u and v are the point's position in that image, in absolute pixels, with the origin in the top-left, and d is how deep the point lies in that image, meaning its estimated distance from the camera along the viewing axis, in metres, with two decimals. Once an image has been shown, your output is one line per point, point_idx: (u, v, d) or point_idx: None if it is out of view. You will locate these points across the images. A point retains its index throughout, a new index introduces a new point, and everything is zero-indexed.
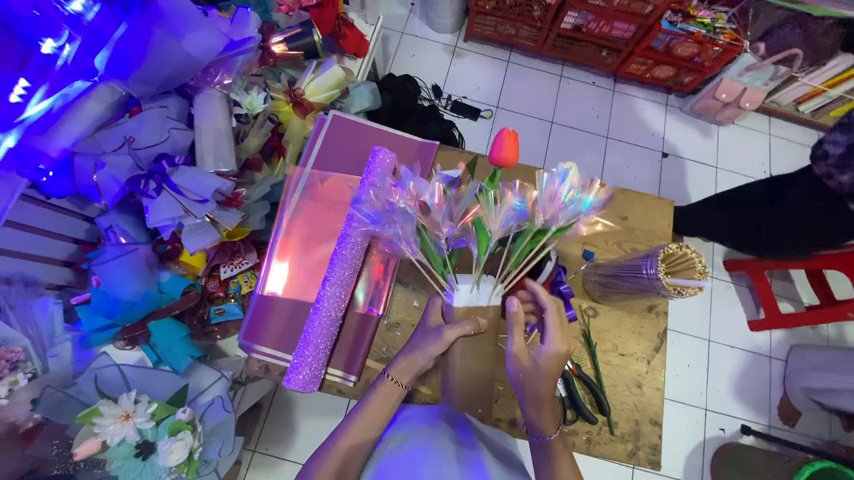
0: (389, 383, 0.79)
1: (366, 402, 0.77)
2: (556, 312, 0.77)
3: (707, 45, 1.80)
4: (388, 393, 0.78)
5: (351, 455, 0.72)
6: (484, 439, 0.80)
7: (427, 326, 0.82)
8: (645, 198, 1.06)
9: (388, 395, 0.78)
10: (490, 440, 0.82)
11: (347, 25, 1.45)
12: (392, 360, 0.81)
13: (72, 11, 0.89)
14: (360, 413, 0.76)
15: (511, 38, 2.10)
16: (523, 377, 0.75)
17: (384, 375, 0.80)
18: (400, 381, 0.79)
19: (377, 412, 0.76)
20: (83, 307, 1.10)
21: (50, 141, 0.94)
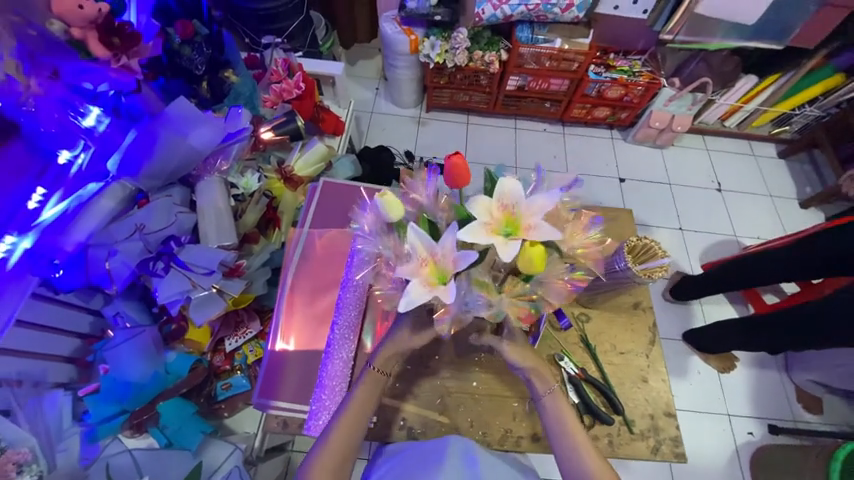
0: (374, 373, 0.80)
1: (354, 392, 0.78)
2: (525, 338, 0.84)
3: (631, 85, 2.14)
4: (373, 382, 0.79)
5: (345, 449, 0.73)
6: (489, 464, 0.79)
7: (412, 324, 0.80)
8: (606, 211, 1.20)
9: (372, 385, 0.79)
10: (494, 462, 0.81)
11: (325, 111, 1.68)
12: (375, 351, 0.81)
13: (86, 125, 1.10)
14: (348, 404, 0.77)
15: (467, 104, 2.42)
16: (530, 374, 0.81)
17: (369, 366, 0.80)
18: (383, 371, 0.80)
19: (366, 400, 0.77)
20: (91, 398, 1.10)
21: (65, 237, 1.05)
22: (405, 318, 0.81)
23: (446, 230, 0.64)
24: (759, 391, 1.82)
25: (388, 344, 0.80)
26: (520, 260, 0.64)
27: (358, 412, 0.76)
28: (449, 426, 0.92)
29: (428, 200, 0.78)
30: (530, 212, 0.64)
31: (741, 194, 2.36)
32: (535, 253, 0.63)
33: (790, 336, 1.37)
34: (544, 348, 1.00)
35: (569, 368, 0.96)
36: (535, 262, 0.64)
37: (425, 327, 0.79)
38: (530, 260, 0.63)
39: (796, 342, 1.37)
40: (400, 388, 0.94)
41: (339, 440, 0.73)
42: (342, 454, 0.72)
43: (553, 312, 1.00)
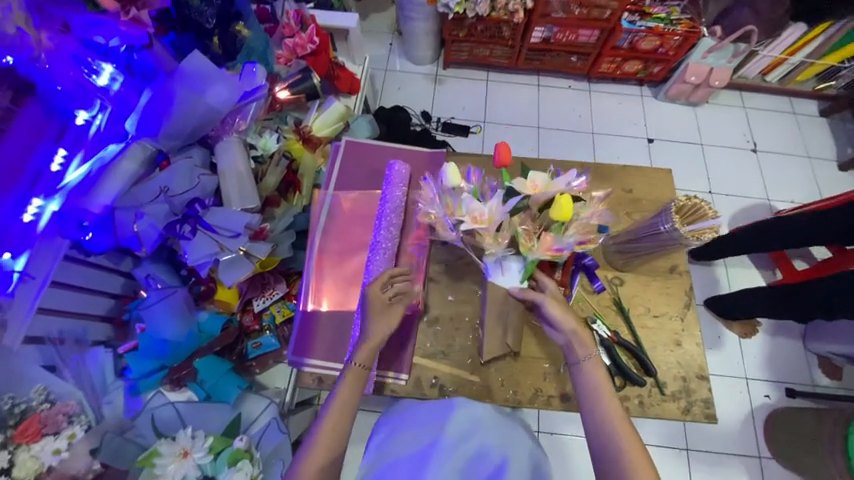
0: (356, 368, 0.80)
1: (337, 389, 0.78)
2: (554, 299, 0.85)
3: (667, 35, 1.97)
4: (356, 377, 0.79)
5: (333, 445, 0.72)
6: (496, 428, 0.80)
7: (380, 307, 0.86)
8: (644, 171, 1.14)
9: (356, 379, 0.80)
10: (504, 428, 0.81)
11: (340, 68, 1.59)
12: (355, 347, 0.83)
13: (100, 85, 1.06)
14: (332, 401, 0.77)
15: (487, 59, 2.28)
16: (572, 336, 0.82)
17: (351, 362, 0.81)
18: (365, 364, 0.81)
19: (350, 396, 0.77)
20: (132, 354, 1.15)
21: (92, 200, 1.05)
22: (371, 303, 0.87)
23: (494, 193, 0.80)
24: (779, 357, 1.81)
25: (367, 337, 0.83)
26: (552, 209, 0.76)
27: (341, 409, 0.76)
28: (479, 385, 0.93)
29: (478, 177, 0.92)
30: (555, 183, 0.81)
31: (778, 156, 2.23)
32: (564, 198, 0.74)
33: (818, 304, 1.33)
34: (575, 311, 0.98)
35: (602, 332, 0.95)
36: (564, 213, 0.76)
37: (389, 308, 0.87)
38: (561, 203, 0.74)
39: (823, 308, 1.32)
40: (431, 348, 0.96)
41: (326, 438, 0.72)
42: (329, 450, 0.71)
43: (587, 275, 0.99)
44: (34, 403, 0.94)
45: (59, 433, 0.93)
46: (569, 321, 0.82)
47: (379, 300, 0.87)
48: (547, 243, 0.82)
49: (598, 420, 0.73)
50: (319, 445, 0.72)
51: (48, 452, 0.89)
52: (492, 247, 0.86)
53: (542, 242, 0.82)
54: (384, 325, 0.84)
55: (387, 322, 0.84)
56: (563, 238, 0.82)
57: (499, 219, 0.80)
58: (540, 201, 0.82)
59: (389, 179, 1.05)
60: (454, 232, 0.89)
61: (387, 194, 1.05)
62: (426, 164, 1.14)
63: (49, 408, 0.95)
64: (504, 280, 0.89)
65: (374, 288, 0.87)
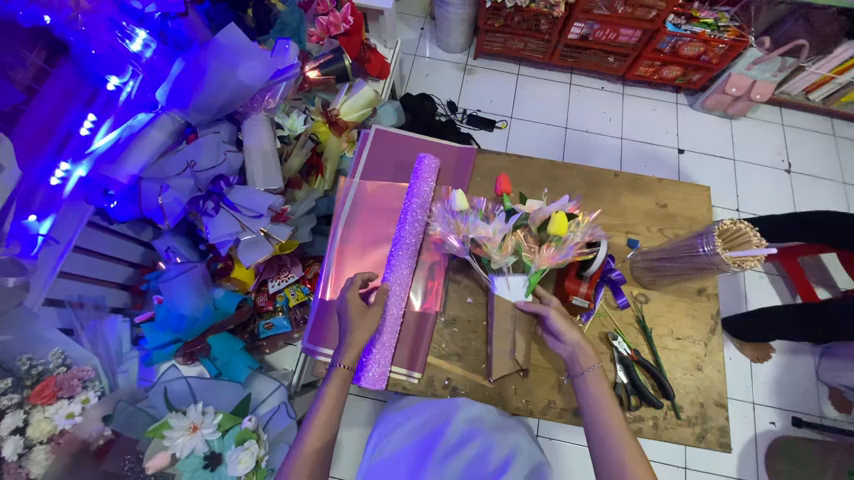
0: (340, 371, 0.81)
1: (324, 393, 0.80)
2: (559, 312, 0.84)
3: (712, 43, 1.88)
4: (340, 381, 0.81)
5: (320, 450, 0.75)
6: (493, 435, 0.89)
7: (357, 311, 0.86)
8: (682, 186, 1.09)
9: (341, 384, 0.81)
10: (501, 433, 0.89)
11: (371, 50, 1.54)
12: (337, 353, 0.83)
13: (133, 51, 1.04)
14: (317, 411, 0.78)
15: (520, 52, 2.20)
16: (576, 348, 0.81)
17: (335, 366, 0.82)
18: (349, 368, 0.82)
19: (335, 400, 0.79)
20: (148, 325, 1.16)
21: (118, 169, 1.02)
22: (349, 306, 0.87)
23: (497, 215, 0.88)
24: (788, 383, 1.74)
25: (348, 343, 0.83)
26: (549, 224, 0.85)
27: (327, 414, 0.78)
28: (491, 391, 0.92)
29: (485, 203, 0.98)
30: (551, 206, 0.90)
31: (813, 179, 2.14)
32: (559, 213, 0.84)
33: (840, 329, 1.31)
34: (595, 326, 0.96)
35: (622, 349, 0.93)
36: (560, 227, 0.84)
37: (366, 312, 0.87)
38: (557, 218, 0.83)
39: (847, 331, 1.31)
40: (445, 349, 0.94)
41: (313, 443, 0.75)
42: (316, 453, 0.75)
43: (611, 290, 0.96)
44: (50, 366, 0.97)
45: (73, 397, 0.97)
46: (573, 334, 0.82)
47: (356, 305, 0.87)
48: (547, 254, 0.87)
49: (602, 425, 0.73)
50: (305, 453, 0.74)
51: (62, 415, 0.92)
52: (497, 258, 0.89)
53: (543, 254, 0.87)
54: (364, 330, 0.85)
55: (368, 327, 0.85)
56: (563, 247, 0.87)
57: (503, 232, 0.87)
58: (537, 220, 0.89)
59: (418, 173, 1.02)
60: (460, 244, 0.92)
61: (414, 189, 1.02)
62: (457, 160, 1.11)
63: (65, 372, 0.98)
64: (509, 293, 0.90)
65: (351, 295, 0.88)
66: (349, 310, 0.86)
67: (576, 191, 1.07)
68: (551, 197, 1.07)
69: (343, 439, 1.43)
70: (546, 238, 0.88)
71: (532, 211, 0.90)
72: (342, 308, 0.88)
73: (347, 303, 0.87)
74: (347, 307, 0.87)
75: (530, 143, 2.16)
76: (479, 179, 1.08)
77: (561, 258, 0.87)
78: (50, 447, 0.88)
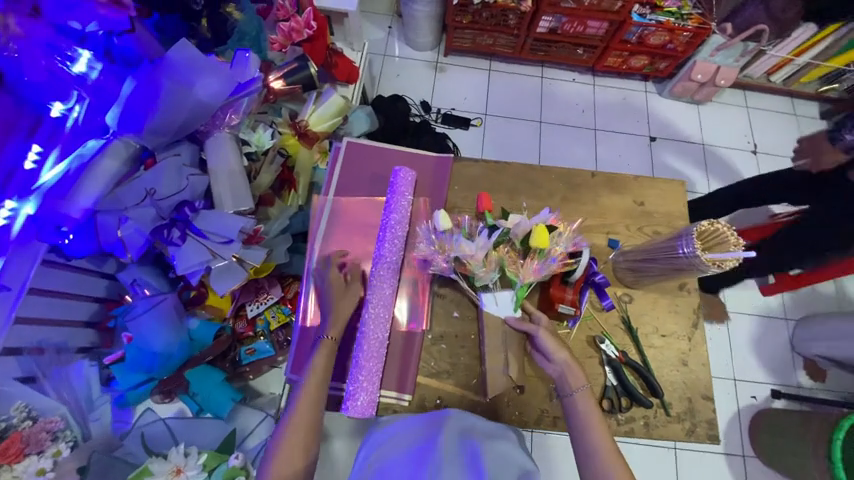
0: (327, 341, 0.85)
1: (312, 365, 0.82)
2: (548, 333, 0.84)
3: (677, 31, 1.90)
4: (329, 349, 0.84)
5: (309, 416, 0.78)
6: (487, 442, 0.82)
7: (337, 286, 0.92)
8: (658, 182, 1.09)
9: (328, 353, 0.84)
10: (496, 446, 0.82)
11: (338, 54, 1.48)
12: (324, 323, 0.88)
13: (77, 72, 0.96)
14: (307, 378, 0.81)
15: (491, 48, 2.18)
16: (563, 371, 0.81)
17: (322, 336, 0.86)
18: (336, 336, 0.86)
19: (324, 367, 0.82)
20: (118, 366, 1.10)
21: (70, 204, 0.96)
22: (332, 284, 0.92)
23: (480, 232, 0.85)
24: (767, 357, 1.79)
25: (333, 317, 0.88)
26: (530, 237, 0.82)
27: (316, 385, 0.80)
28: (484, 405, 0.91)
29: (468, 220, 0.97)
30: (532, 220, 0.87)
31: (777, 158, 2.21)
32: (539, 226, 0.81)
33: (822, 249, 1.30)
34: (582, 330, 0.96)
35: (609, 351, 0.93)
36: (542, 237, 0.82)
37: (347, 290, 0.92)
38: (537, 231, 0.81)
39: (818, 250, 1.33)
40: (435, 367, 0.93)
41: (304, 409, 0.78)
42: (308, 421, 0.77)
43: (596, 292, 0.95)
44: (14, 421, 0.94)
45: (43, 452, 0.94)
46: (562, 353, 0.82)
47: (337, 283, 0.92)
48: (531, 268, 0.85)
49: (592, 452, 0.73)
50: (295, 426, 0.77)
51: (30, 473, 0.89)
52: (483, 274, 0.86)
53: (527, 268, 0.85)
54: (347, 304, 0.90)
55: (351, 301, 0.91)
56: (546, 258, 0.85)
57: (485, 249, 0.84)
58: (520, 235, 0.86)
59: (394, 187, 0.99)
60: (445, 264, 0.90)
61: (391, 203, 0.98)
62: (433, 170, 1.08)
63: (31, 425, 0.96)
64: (497, 309, 0.89)
65: (332, 272, 0.93)
66: (331, 285, 0.91)
67: (555, 194, 1.06)
68: (531, 202, 1.06)
69: (336, 457, 1.40)
70: (531, 249, 0.85)
71: (512, 226, 0.87)
72: (323, 286, 0.93)
73: (328, 280, 0.93)
74: (330, 284, 0.92)
75: (506, 139, 2.15)
76: (457, 188, 1.06)
77: (546, 268, 0.85)
78: None
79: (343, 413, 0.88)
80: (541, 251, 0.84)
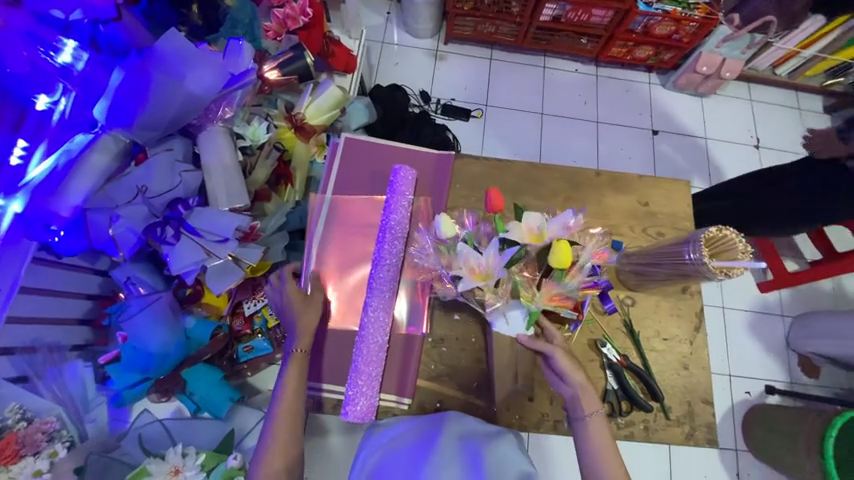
0: (297, 355, 0.85)
1: (284, 379, 0.83)
2: (564, 353, 0.82)
3: (684, 21, 1.85)
4: (299, 364, 0.84)
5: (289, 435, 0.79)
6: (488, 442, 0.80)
7: (293, 299, 0.90)
8: (663, 182, 1.07)
9: (299, 367, 0.84)
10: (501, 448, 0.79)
11: (334, 43, 1.43)
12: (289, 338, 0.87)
13: (61, 63, 0.91)
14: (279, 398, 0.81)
15: (492, 36, 2.12)
16: (579, 393, 0.80)
17: (290, 352, 0.85)
18: (305, 349, 0.86)
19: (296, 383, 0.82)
20: (114, 366, 1.07)
21: (60, 201, 0.94)
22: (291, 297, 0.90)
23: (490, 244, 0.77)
24: (762, 353, 1.80)
25: (299, 332, 0.87)
26: (552, 255, 0.78)
27: (291, 401, 0.81)
28: (484, 409, 0.91)
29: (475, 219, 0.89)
30: (550, 229, 0.80)
31: (780, 153, 2.19)
32: (562, 246, 0.77)
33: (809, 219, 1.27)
34: (584, 333, 0.95)
35: (611, 355, 0.93)
36: (563, 257, 0.78)
37: (309, 301, 0.91)
38: (560, 252, 0.77)
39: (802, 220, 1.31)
40: (436, 370, 0.92)
41: (283, 429, 0.79)
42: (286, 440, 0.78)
43: (598, 296, 0.93)
44: (10, 421, 0.96)
45: (39, 453, 0.96)
46: (578, 375, 0.80)
47: (298, 298, 0.90)
48: (548, 289, 0.82)
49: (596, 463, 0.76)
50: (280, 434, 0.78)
51: (28, 473, 0.93)
52: (492, 298, 0.81)
53: (544, 290, 0.82)
54: (311, 318, 0.89)
55: (314, 312, 0.90)
56: (565, 280, 0.81)
57: (496, 269, 0.78)
58: (537, 249, 0.81)
59: (395, 187, 0.96)
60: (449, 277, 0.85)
61: (391, 201, 0.96)
62: (434, 168, 1.05)
63: (27, 426, 0.97)
64: (509, 329, 0.85)
65: (291, 287, 0.91)
66: (292, 301, 0.89)
67: (558, 194, 1.04)
68: (535, 202, 1.04)
69: (336, 452, 1.41)
70: (550, 268, 0.82)
71: (531, 239, 0.80)
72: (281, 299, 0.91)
73: (288, 295, 0.90)
74: (289, 301, 0.90)
75: (507, 132, 2.11)
76: (459, 187, 1.04)
77: (564, 292, 0.82)
78: None
79: (343, 417, 0.89)
80: (561, 272, 0.80)
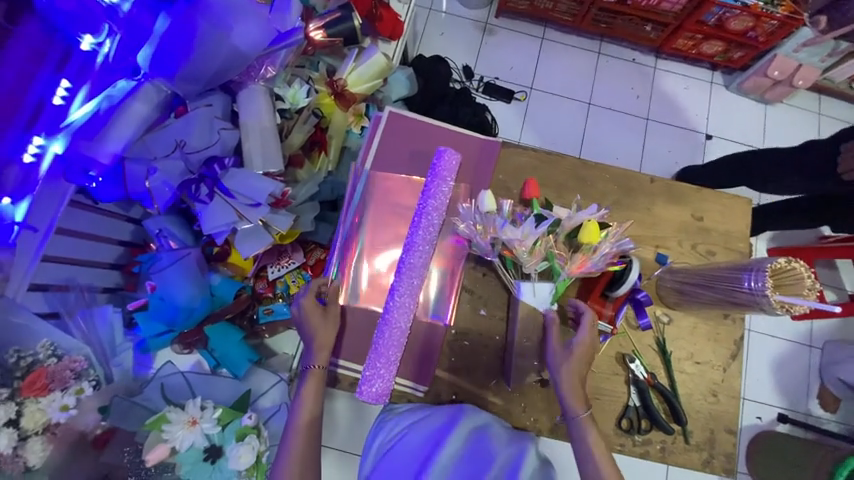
0: (316, 371, 0.85)
1: (303, 393, 0.84)
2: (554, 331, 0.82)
3: (763, 18, 1.67)
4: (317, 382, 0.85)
5: (305, 450, 0.80)
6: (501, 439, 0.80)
7: (304, 311, 0.87)
8: (721, 197, 0.99)
9: (317, 383, 0.85)
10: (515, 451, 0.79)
11: (383, 6, 1.31)
12: (306, 355, 0.87)
13: (109, 3, 0.85)
14: (298, 411, 0.82)
15: (548, 12, 1.97)
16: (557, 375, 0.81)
17: (308, 368, 0.86)
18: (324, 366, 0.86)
19: (314, 401, 0.83)
20: (141, 314, 1.10)
21: (99, 147, 0.92)
22: (310, 312, 0.88)
23: (527, 219, 0.79)
24: (782, 381, 1.73)
25: (317, 348, 0.86)
26: (580, 232, 0.79)
27: (307, 421, 0.82)
28: (500, 407, 0.90)
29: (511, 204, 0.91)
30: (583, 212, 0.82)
31: None
32: (592, 224, 0.78)
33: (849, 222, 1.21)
34: (613, 346, 0.91)
35: (638, 372, 0.90)
36: (594, 233, 0.78)
37: (329, 314, 0.89)
38: (588, 226, 0.77)
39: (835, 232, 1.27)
40: (456, 362, 0.91)
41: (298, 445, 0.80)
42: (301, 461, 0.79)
43: (634, 309, 0.89)
44: (40, 356, 0.93)
45: (67, 388, 0.93)
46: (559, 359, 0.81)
47: (315, 308, 0.88)
48: (578, 263, 0.81)
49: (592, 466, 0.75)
50: (294, 459, 0.79)
51: (55, 407, 0.89)
52: (528, 262, 0.82)
53: (575, 260, 0.80)
54: (328, 331, 0.88)
55: (333, 326, 0.89)
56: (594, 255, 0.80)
57: (534, 236, 0.78)
58: (568, 227, 0.82)
59: (437, 169, 0.87)
60: (488, 245, 0.86)
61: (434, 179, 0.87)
62: (478, 154, 1.00)
63: (56, 362, 0.94)
64: (535, 300, 0.85)
65: (307, 299, 0.88)
66: (308, 314, 0.87)
67: (606, 197, 0.98)
68: (579, 203, 0.98)
69: (342, 418, 1.45)
70: (577, 245, 0.81)
71: (563, 218, 0.82)
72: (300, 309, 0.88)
73: (303, 308, 0.88)
74: (305, 312, 0.88)
75: (549, 120, 2.00)
76: (502, 177, 0.98)
77: (592, 267, 0.81)
78: (47, 437, 0.87)
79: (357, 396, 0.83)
80: (590, 247, 0.79)
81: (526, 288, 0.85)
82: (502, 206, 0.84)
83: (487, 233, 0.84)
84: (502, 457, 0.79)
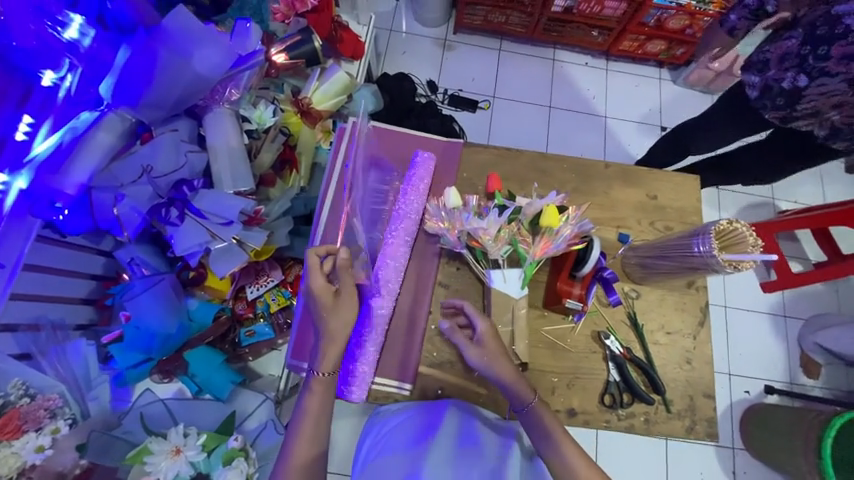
0: (321, 378, 0.79)
1: (304, 405, 0.78)
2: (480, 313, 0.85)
3: (698, 15, 1.82)
4: (326, 388, 0.80)
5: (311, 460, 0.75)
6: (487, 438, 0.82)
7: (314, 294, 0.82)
8: (672, 175, 1.06)
9: (323, 392, 0.80)
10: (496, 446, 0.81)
11: (343, 29, 1.40)
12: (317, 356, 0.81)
13: (68, 39, 0.88)
14: (302, 425, 0.77)
15: (503, 26, 2.09)
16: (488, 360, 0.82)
17: (314, 372, 0.80)
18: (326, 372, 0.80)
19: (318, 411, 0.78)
20: (116, 346, 1.07)
21: (65, 178, 0.92)
22: (321, 302, 0.82)
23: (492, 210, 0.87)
24: (763, 353, 1.79)
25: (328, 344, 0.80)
26: (541, 216, 0.86)
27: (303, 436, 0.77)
28: (486, 396, 0.92)
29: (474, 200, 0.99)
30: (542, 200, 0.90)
31: None
32: (550, 207, 0.85)
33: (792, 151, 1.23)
34: (587, 325, 0.95)
35: (614, 347, 0.92)
36: (551, 216, 0.85)
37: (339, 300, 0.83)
38: (548, 212, 0.84)
39: (790, 169, 1.29)
40: (438, 357, 0.93)
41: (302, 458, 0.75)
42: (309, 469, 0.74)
43: (604, 288, 0.93)
44: (12, 398, 0.92)
45: (41, 429, 0.92)
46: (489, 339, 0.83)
47: (326, 294, 0.82)
48: (540, 245, 0.87)
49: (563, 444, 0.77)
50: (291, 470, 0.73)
51: (30, 449, 0.88)
52: (492, 249, 0.89)
53: (538, 243, 0.87)
54: (340, 321, 0.82)
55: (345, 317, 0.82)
56: (555, 237, 0.87)
57: (496, 225, 0.87)
58: (529, 214, 0.89)
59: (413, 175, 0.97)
60: (455, 239, 0.91)
61: (409, 187, 0.97)
62: (442, 155, 1.05)
63: (29, 402, 0.93)
64: (505, 286, 0.89)
65: (319, 281, 0.82)
66: (321, 299, 0.81)
67: (567, 186, 1.03)
68: (542, 193, 1.03)
69: (335, 436, 1.42)
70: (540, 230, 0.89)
71: (523, 205, 0.90)
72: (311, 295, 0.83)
73: (314, 288, 0.82)
74: (317, 297, 0.82)
75: (513, 125, 2.09)
76: (467, 175, 1.02)
77: (555, 248, 0.87)
78: None
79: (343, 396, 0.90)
80: (549, 230, 0.87)
81: (498, 275, 0.89)
82: (468, 201, 0.92)
83: (452, 225, 0.91)
84: (493, 456, 0.79)
